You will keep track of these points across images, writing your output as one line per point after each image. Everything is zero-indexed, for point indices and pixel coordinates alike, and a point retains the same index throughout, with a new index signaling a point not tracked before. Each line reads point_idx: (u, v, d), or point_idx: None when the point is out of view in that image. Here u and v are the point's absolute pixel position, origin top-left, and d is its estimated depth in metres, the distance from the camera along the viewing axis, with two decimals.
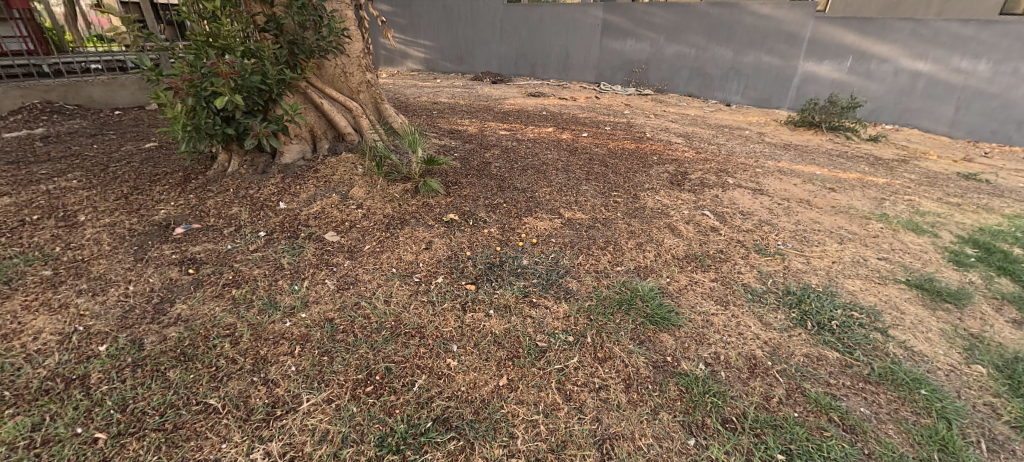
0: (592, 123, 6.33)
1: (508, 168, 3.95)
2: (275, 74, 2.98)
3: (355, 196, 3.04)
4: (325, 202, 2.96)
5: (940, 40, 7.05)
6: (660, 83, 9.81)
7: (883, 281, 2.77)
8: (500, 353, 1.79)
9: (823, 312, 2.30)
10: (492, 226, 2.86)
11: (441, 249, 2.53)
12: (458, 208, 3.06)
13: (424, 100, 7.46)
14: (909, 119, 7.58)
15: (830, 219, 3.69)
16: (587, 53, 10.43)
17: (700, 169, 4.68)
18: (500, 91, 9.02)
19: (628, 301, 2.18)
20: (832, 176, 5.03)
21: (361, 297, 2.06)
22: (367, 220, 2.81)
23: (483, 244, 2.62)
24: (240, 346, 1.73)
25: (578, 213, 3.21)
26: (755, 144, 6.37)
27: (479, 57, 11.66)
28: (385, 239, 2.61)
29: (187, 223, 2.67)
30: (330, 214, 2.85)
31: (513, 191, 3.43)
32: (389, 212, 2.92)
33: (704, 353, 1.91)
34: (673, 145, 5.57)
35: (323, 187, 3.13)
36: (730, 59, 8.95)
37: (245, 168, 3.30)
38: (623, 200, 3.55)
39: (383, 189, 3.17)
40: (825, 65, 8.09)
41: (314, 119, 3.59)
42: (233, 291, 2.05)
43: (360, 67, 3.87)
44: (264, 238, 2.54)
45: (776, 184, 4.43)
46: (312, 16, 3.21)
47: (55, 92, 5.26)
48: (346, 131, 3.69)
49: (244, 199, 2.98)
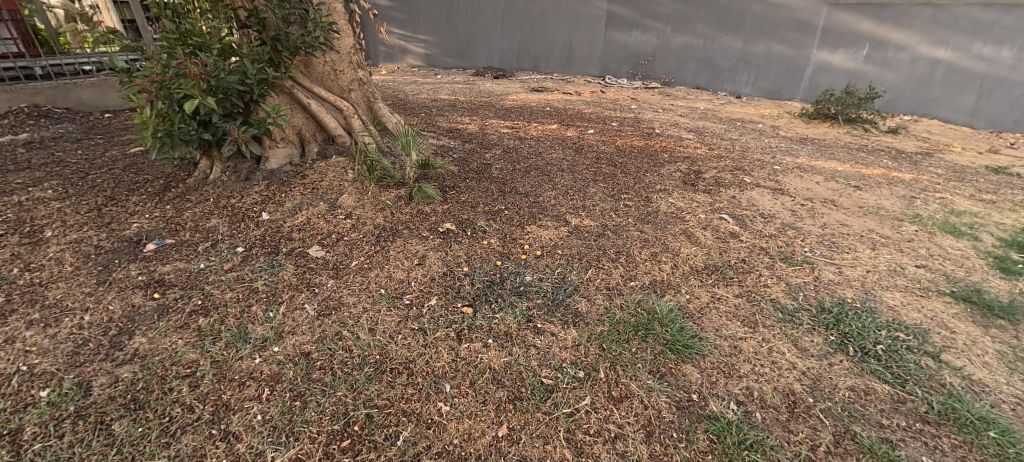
0: (599, 119, 6.04)
1: (510, 170, 3.70)
2: (256, 74, 2.72)
3: (344, 205, 2.81)
4: (311, 212, 2.73)
5: (961, 26, 6.83)
6: (667, 75, 9.47)
7: (926, 294, 2.52)
8: (500, 395, 1.55)
9: (866, 335, 2.03)
10: (493, 236, 2.62)
11: (436, 264, 2.30)
12: (456, 216, 2.82)
13: (423, 97, 7.19)
14: (927, 109, 7.37)
15: (859, 222, 3.42)
16: (591, 46, 10.05)
17: (714, 167, 4.40)
18: (502, 86, 8.77)
19: (645, 325, 1.93)
20: (855, 172, 4.74)
21: (344, 326, 1.82)
22: (356, 232, 2.58)
23: (482, 258, 2.38)
24: (199, 389, 1.51)
25: (586, 218, 2.96)
26: (770, 138, 6.08)
27: (480, 51, 11.21)
28: (375, 253, 2.38)
29: (160, 238, 2.45)
30: (316, 226, 2.62)
31: (516, 196, 3.19)
32: (380, 222, 2.69)
33: (735, 389, 1.66)
34: (684, 141, 5.29)
35: (310, 195, 2.90)
36: (740, 49, 8.64)
37: (227, 175, 3.06)
38: (634, 203, 3.30)
39: (375, 196, 2.92)
40: (839, 54, 7.82)
41: (301, 121, 3.34)
42: (200, 321, 1.81)
43: (351, 64, 3.62)
44: (241, 254, 2.31)
45: (796, 182, 4.16)
46: (295, 9, 2.99)
47: (42, 95, 5.07)
48: (336, 132, 3.43)
49: (224, 210, 2.75)
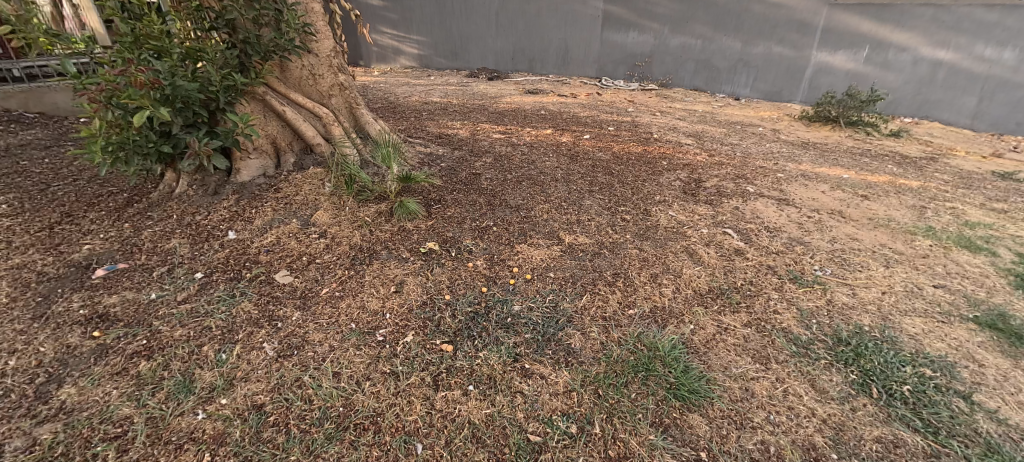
0: (595, 123, 5.85)
1: (501, 180, 3.50)
2: (221, 81, 2.55)
3: (319, 222, 2.60)
4: (282, 230, 2.52)
5: (963, 26, 6.77)
6: (665, 77, 9.26)
7: (948, 320, 2.33)
8: (480, 457, 1.36)
9: (891, 374, 1.84)
10: (480, 257, 2.41)
11: (414, 292, 2.08)
12: (440, 233, 2.62)
13: (414, 100, 6.98)
14: (928, 111, 7.27)
15: (870, 235, 3.24)
16: (588, 47, 9.82)
17: (715, 175, 4.20)
18: (496, 88, 8.55)
19: (645, 365, 1.73)
20: (862, 180, 4.57)
21: (306, 370, 1.61)
22: (329, 253, 2.37)
23: (466, 284, 2.17)
24: (129, 455, 1.30)
25: (580, 235, 2.75)
26: (771, 143, 5.91)
27: (475, 52, 10.75)
28: (349, 278, 2.17)
29: (112, 262, 2.23)
30: (286, 246, 2.41)
31: (506, 210, 2.98)
32: (357, 241, 2.48)
33: (748, 444, 1.47)
34: (684, 147, 5.10)
35: (283, 211, 2.69)
36: (739, 50, 8.48)
37: (194, 188, 2.83)
38: (633, 216, 3.10)
39: (353, 212, 2.70)
40: (839, 56, 7.71)
41: (276, 130, 3.11)
42: (141, 365, 1.59)
43: (331, 68, 3.40)
44: (199, 281, 2.09)
45: (802, 191, 3.97)
46: (268, 10, 2.77)
47: (12, 99, 4.31)
48: (315, 141, 3.21)
49: (187, 229, 2.53)
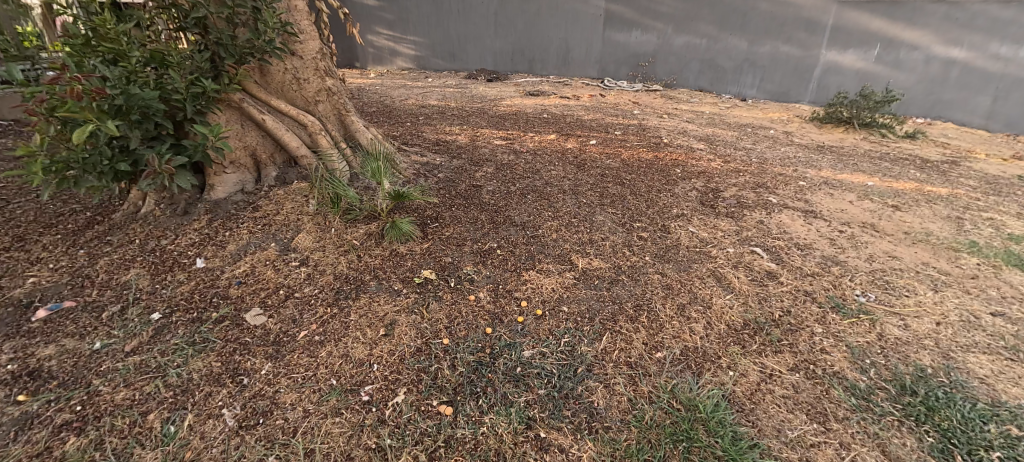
0: (601, 127, 5.56)
1: (504, 193, 3.20)
2: (188, 88, 2.24)
3: (300, 246, 2.29)
4: (257, 257, 2.21)
5: (976, 24, 6.57)
6: (669, 77, 8.97)
7: (1019, 358, 2.03)
8: None
9: (974, 435, 1.56)
10: (483, 288, 2.11)
11: (407, 335, 1.78)
12: (438, 259, 2.32)
13: (411, 103, 6.69)
14: (942, 111, 7.04)
15: (909, 252, 2.95)
16: (589, 46, 9.52)
17: (733, 184, 3.91)
18: (496, 90, 8.26)
19: (687, 432, 1.46)
20: (888, 187, 4.28)
21: (274, 449, 1.33)
22: (310, 284, 2.07)
23: (468, 323, 1.88)
24: None
25: (595, 259, 2.45)
26: (785, 147, 5.62)
27: (472, 52, 10.43)
28: (331, 317, 1.87)
29: (58, 300, 1.93)
30: (260, 276, 2.10)
31: (511, 228, 2.68)
32: (343, 270, 2.18)
33: None
34: (696, 152, 4.80)
35: (260, 234, 2.39)
36: (746, 49, 8.19)
37: (161, 207, 2.53)
38: (650, 234, 2.81)
39: (339, 234, 2.40)
40: (849, 54, 7.45)
41: (256, 140, 2.79)
42: (68, 444, 1.30)
43: (317, 72, 3.10)
44: (156, 324, 1.79)
45: (828, 201, 3.67)
46: (243, 8, 2.48)
47: None
48: (300, 152, 2.88)
49: (150, 256, 2.24)
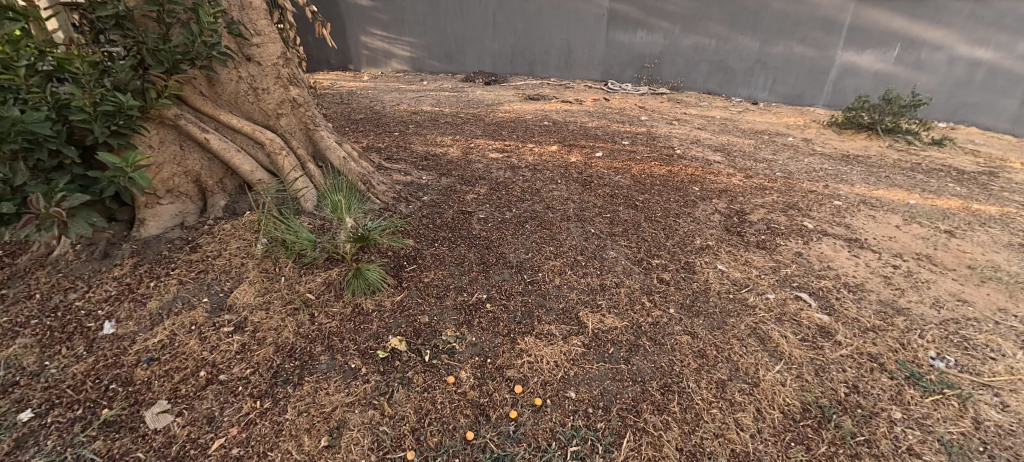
0: (607, 136, 5.09)
1: (498, 222, 2.73)
2: (95, 106, 1.75)
3: (238, 303, 1.82)
4: (181, 320, 1.74)
5: (1003, 23, 6.09)
6: (675, 79, 8.48)
7: None
8: None
9: None
10: (466, 364, 1.64)
11: (362, 449, 1.33)
12: (412, 318, 1.84)
13: (402, 109, 6.24)
14: (965, 115, 6.58)
15: (980, 294, 2.48)
16: (592, 47, 9.03)
17: (760, 205, 3.43)
18: (494, 93, 7.80)
19: None
20: (933, 206, 3.79)
21: None
22: (242, 361, 1.60)
23: (443, 423, 1.43)
24: None
25: (608, 314, 1.98)
26: (809, 157, 5.13)
27: (470, 54, 9.97)
28: (261, 417, 1.40)
29: None
30: (179, 350, 1.63)
31: (504, 271, 2.21)
32: (289, 337, 1.70)
33: None
34: (714, 165, 4.33)
35: (192, 284, 1.92)
36: (757, 50, 7.70)
37: (77, 249, 2.02)
38: (672, 276, 2.34)
39: (290, 285, 1.93)
40: (868, 55, 6.96)
41: (200, 164, 2.28)
42: None
43: (279, 80, 2.56)
44: (21, 433, 1.34)
45: (872, 226, 3.19)
46: (175, 6, 1.99)
47: None
48: (254, 177, 2.37)
49: (48, 318, 1.76)
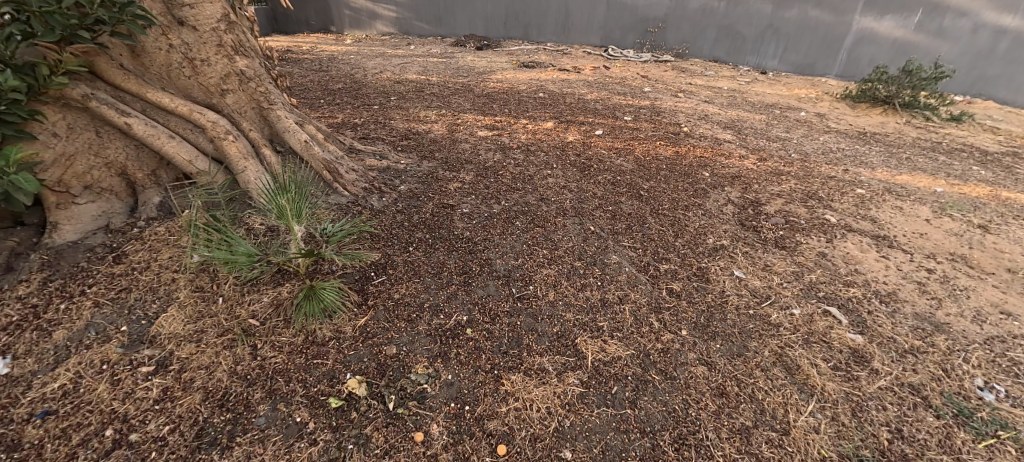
0: (608, 110, 4.68)
1: (484, 218, 2.38)
2: None
3: (165, 333, 1.50)
4: (90, 357, 1.41)
5: None
6: (680, 46, 7.94)
7: None
8: None
9: None
10: (439, 415, 1.35)
11: None
12: (376, 349, 1.54)
13: (385, 77, 5.74)
14: (984, 88, 6.17)
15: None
16: (592, 9, 8.41)
17: (777, 194, 3.10)
18: (487, 60, 7.25)
19: None
20: (961, 195, 3.48)
21: None
22: (162, 415, 1.29)
23: None
24: None
25: (609, 339, 1.68)
26: (824, 135, 4.76)
27: (461, 16, 9.29)
28: None
29: None
30: (84, 399, 1.31)
31: (489, 283, 1.89)
32: (223, 379, 1.39)
33: None
34: (724, 145, 3.96)
35: (111, 306, 1.58)
36: (769, 14, 7.17)
37: None
38: (683, 287, 2.04)
39: (230, 309, 1.60)
40: (887, 21, 6.47)
41: (123, 153, 1.89)
42: None
43: (222, 49, 2.14)
44: None
45: (900, 221, 2.88)
46: None
47: None
48: (193, 169, 1.98)
49: None
